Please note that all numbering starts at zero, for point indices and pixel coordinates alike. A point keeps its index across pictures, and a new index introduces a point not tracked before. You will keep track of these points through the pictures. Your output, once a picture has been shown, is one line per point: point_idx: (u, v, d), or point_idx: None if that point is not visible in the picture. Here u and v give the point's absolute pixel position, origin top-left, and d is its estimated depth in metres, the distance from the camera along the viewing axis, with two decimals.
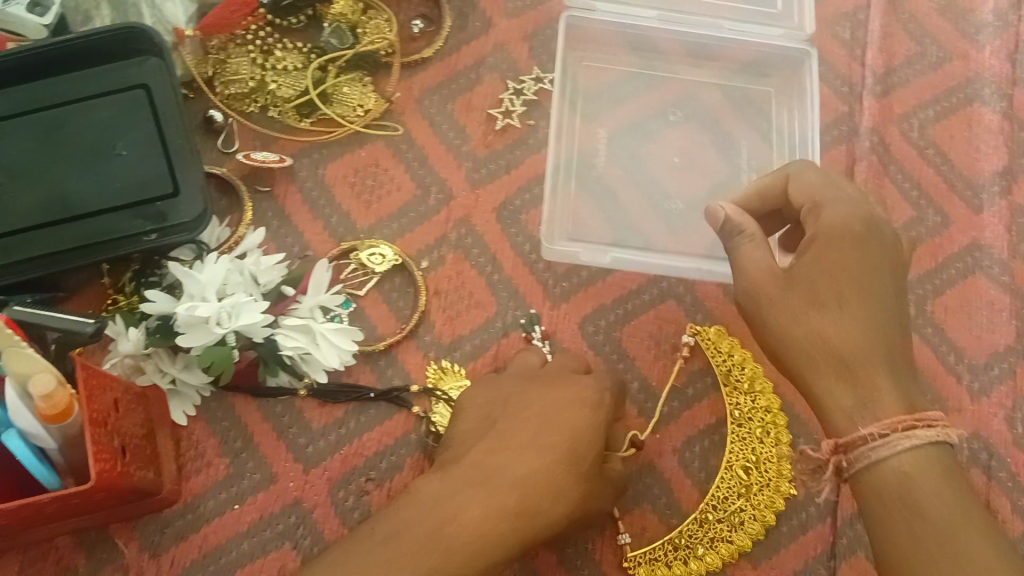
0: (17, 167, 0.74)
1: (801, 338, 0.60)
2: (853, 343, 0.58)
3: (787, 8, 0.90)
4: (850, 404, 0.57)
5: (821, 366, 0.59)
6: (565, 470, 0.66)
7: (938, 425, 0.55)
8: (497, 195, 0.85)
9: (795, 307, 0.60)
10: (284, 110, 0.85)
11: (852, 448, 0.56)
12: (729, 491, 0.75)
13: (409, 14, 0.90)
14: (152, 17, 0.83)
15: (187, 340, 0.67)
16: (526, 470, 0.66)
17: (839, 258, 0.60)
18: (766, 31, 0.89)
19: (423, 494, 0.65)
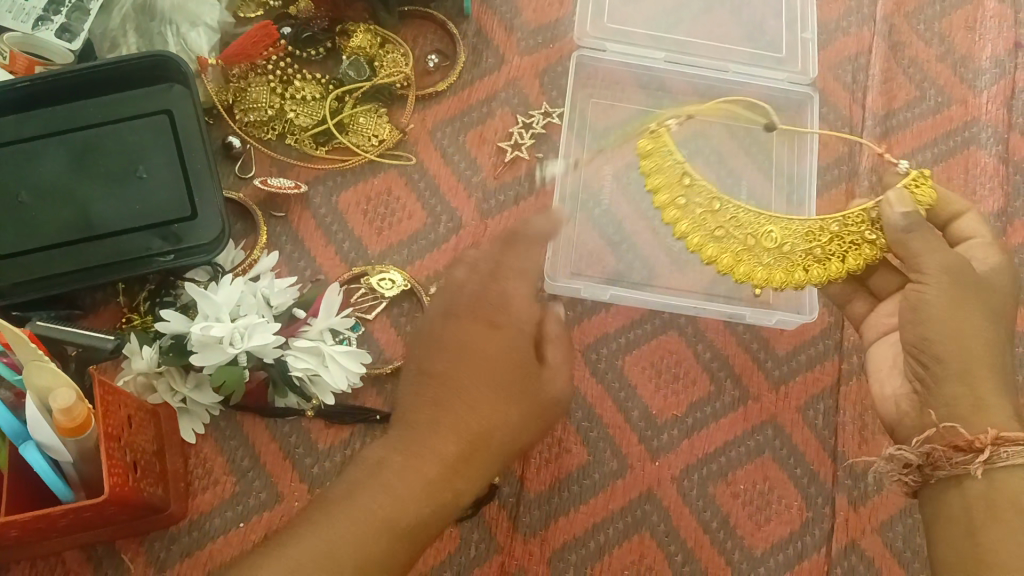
0: (45, 186, 0.77)
1: (961, 338, 0.59)
2: (1001, 353, 0.60)
3: (793, 52, 0.93)
4: (1003, 413, 0.57)
5: (976, 365, 0.58)
6: (497, 407, 0.63)
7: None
8: (505, 225, 0.87)
9: (967, 308, 0.60)
10: (301, 138, 0.88)
11: (1015, 442, 0.55)
12: (734, 223, 0.74)
13: (425, 49, 0.93)
14: (176, 46, 0.87)
15: (201, 358, 0.69)
16: (458, 420, 0.62)
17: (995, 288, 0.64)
18: (772, 76, 0.93)
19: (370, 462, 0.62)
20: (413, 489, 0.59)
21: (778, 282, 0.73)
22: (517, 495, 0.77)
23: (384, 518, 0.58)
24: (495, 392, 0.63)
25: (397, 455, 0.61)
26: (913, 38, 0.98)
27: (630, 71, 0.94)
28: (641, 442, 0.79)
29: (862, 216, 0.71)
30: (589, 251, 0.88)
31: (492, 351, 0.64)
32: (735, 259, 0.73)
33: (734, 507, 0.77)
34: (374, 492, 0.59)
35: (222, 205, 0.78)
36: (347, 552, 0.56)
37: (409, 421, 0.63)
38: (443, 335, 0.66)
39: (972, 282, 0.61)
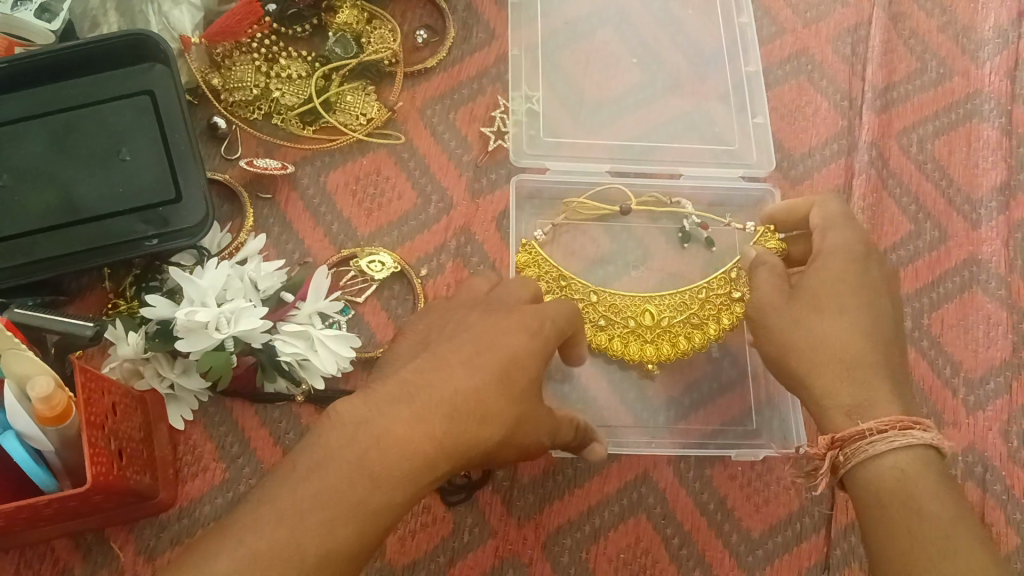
0: (26, 169, 0.75)
1: (813, 343, 0.63)
2: (865, 355, 0.61)
3: (745, 139, 0.90)
4: (848, 400, 0.60)
5: (817, 371, 0.62)
6: (498, 391, 0.54)
7: (934, 432, 0.58)
8: (497, 205, 0.86)
9: (802, 310, 0.65)
10: (288, 117, 0.86)
11: (850, 442, 0.58)
12: (617, 306, 0.82)
13: (413, 24, 0.91)
14: (158, 24, 0.85)
15: (186, 344, 0.67)
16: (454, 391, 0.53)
17: (847, 285, 0.64)
18: (724, 173, 0.90)
19: (345, 420, 0.51)
20: (396, 469, 0.50)
21: (669, 352, 0.80)
22: (511, 479, 0.76)
23: (358, 501, 0.48)
24: (504, 382, 0.55)
25: (379, 421, 0.51)
26: (914, 9, 0.96)
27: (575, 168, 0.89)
28: None
29: (724, 283, 0.83)
30: (582, 231, 0.88)
31: (515, 347, 0.56)
32: (628, 343, 0.81)
33: (731, 489, 0.77)
34: (349, 468, 0.49)
35: (207, 187, 0.77)
36: (313, 544, 0.46)
37: (398, 385, 0.53)
38: (465, 324, 0.59)
39: (825, 279, 0.65)
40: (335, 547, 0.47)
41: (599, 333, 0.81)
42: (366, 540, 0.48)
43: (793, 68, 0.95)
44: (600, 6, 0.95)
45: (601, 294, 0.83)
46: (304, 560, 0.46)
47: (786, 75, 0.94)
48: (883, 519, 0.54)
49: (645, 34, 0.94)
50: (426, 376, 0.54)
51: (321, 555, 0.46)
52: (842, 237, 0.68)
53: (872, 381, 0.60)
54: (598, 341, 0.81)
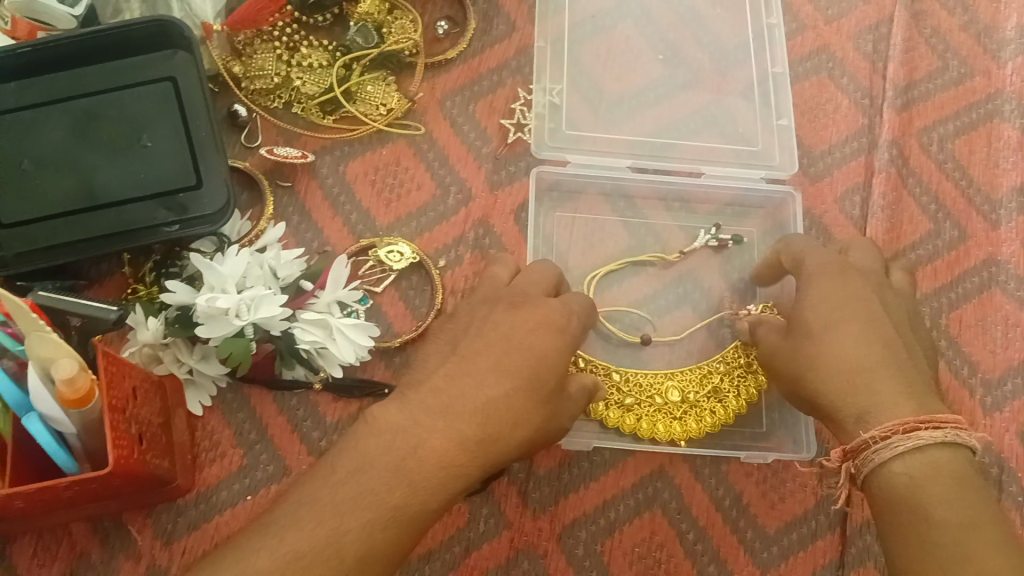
0: (48, 152, 0.76)
1: (814, 362, 0.63)
2: (866, 361, 0.61)
3: (768, 144, 0.90)
4: (854, 410, 0.60)
5: (823, 388, 0.62)
6: (525, 399, 0.55)
7: (947, 428, 0.56)
8: (516, 197, 0.86)
9: (798, 334, 0.65)
10: (308, 107, 0.86)
11: (858, 455, 0.58)
12: (637, 384, 0.80)
13: (435, 15, 0.91)
14: (180, 12, 0.83)
15: (206, 330, 0.68)
16: (492, 397, 0.54)
17: (835, 299, 0.65)
18: (747, 173, 0.89)
19: (386, 428, 0.52)
20: (430, 476, 0.50)
21: (695, 427, 0.78)
22: (527, 471, 0.76)
23: (394, 508, 0.49)
24: (532, 386, 0.56)
25: (413, 432, 0.51)
26: (936, 7, 0.96)
27: (595, 162, 0.89)
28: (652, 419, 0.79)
29: (740, 352, 0.81)
30: (601, 224, 0.88)
31: (542, 348, 0.57)
32: (654, 420, 0.78)
33: (747, 485, 0.77)
34: (385, 474, 0.49)
35: (228, 174, 0.77)
36: (352, 545, 0.47)
37: (430, 392, 0.54)
38: (491, 321, 0.59)
39: (812, 297, 0.66)
40: (369, 551, 0.47)
41: (624, 413, 0.78)
42: (398, 550, 0.49)
43: (814, 65, 0.94)
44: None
45: (622, 371, 0.81)
46: (342, 561, 0.46)
47: (808, 72, 0.94)
48: (895, 526, 0.53)
49: (666, 29, 0.94)
50: (466, 386, 0.54)
51: (356, 560, 0.47)
52: (817, 258, 0.69)
53: (875, 385, 0.60)
54: (624, 418, 0.78)
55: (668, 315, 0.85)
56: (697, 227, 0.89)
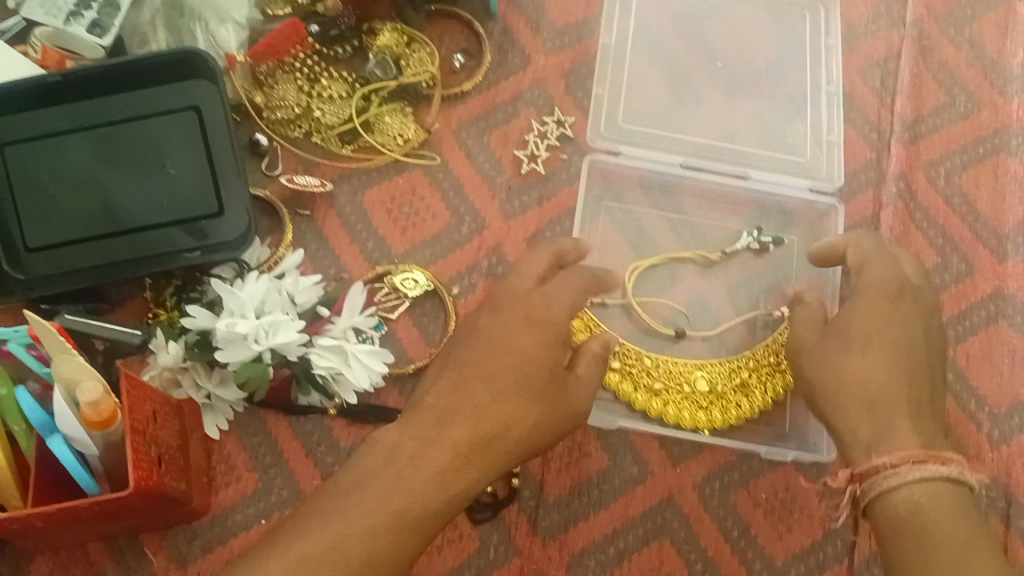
0: (73, 178, 0.78)
1: (839, 381, 0.64)
2: (888, 390, 0.62)
3: (818, 155, 0.92)
4: (867, 436, 0.60)
5: (842, 405, 0.63)
6: (518, 396, 0.57)
7: (953, 465, 0.57)
8: (528, 226, 0.87)
9: (833, 348, 0.66)
10: (327, 137, 0.88)
11: (867, 477, 0.59)
12: (666, 371, 0.82)
13: (451, 48, 0.93)
14: (205, 42, 0.88)
15: (225, 355, 0.69)
16: (489, 403, 0.57)
17: (878, 321, 0.65)
18: (794, 180, 0.91)
19: (383, 445, 0.54)
20: (428, 480, 0.52)
21: (720, 418, 0.80)
22: (537, 498, 0.77)
23: (396, 510, 0.51)
24: (522, 386, 0.58)
25: (420, 442, 0.54)
26: (943, 42, 0.97)
27: (644, 169, 0.92)
28: (662, 448, 0.80)
29: (771, 351, 0.84)
30: (612, 251, 0.90)
31: (527, 346, 0.59)
32: (679, 408, 0.80)
33: (755, 515, 0.78)
34: (385, 482, 0.52)
35: (249, 201, 0.79)
36: (357, 550, 0.48)
37: (424, 410, 0.56)
38: (475, 327, 0.62)
39: (857, 317, 0.66)
40: (376, 554, 0.49)
41: (650, 398, 0.81)
42: (402, 555, 0.50)
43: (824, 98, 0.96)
44: (646, 29, 0.96)
45: (654, 358, 0.83)
46: (349, 564, 0.48)
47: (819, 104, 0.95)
48: (901, 549, 0.55)
49: (682, 60, 0.96)
50: (461, 392, 0.57)
51: (362, 563, 0.48)
52: (877, 274, 0.69)
53: (894, 415, 0.61)
54: (651, 405, 0.80)
55: (699, 312, 0.88)
56: (740, 229, 0.92)
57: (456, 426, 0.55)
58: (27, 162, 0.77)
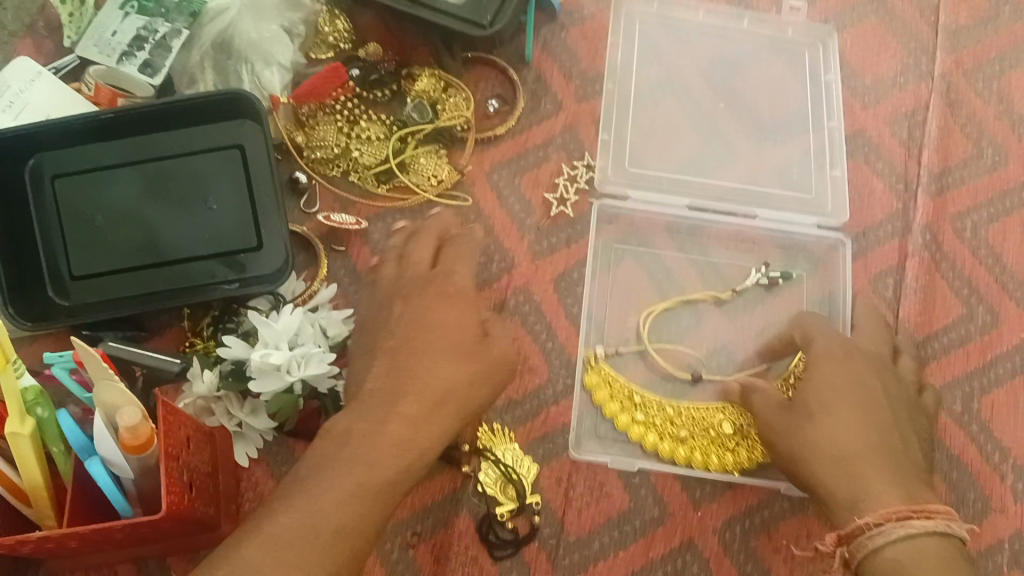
0: (119, 211, 0.81)
1: (811, 446, 0.69)
2: (857, 450, 0.67)
3: (821, 192, 0.95)
4: (846, 496, 0.66)
5: (817, 470, 0.68)
6: (457, 362, 0.67)
7: (936, 517, 0.62)
8: (556, 267, 0.89)
9: (799, 418, 0.71)
10: (364, 176, 0.91)
11: (853, 538, 0.64)
12: (686, 416, 0.84)
13: (485, 93, 0.96)
14: (250, 83, 0.91)
15: (258, 385, 0.72)
16: (441, 378, 0.66)
17: (835, 386, 0.72)
18: (801, 219, 0.94)
19: (338, 431, 0.62)
20: (389, 452, 0.61)
21: (747, 457, 0.82)
22: (557, 536, 0.78)
23: (360, 484, 0.58)
24: (461, 353, 0.68)
25: (380, 426, 0.62)
26: (971, 96, 0.99)
27: (658, 214, 0.94)
28: (683, 491, 0.81)
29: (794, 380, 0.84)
30: (637, 293, 0.91)
31: (445, 317, 0.70)
32: (705, 452, 0.82)
33: (775, 561, 0.79)
34: (346, 461, 0.59)
35: (287, 236, 0.82)
36: (329, 520, 0.55)
37: (369, 395, 0.65)
38: (396, 315, 0.72)
39: (814, 385, 0.73)
40: (347, 521, 0.56)
41: (676, 445, 0.83)
42: (370, 519, 0.58)
43: (852, 149, 0.97)
44: (667, 79, 0.99)
45: (675, 406, 0.85)
46: (322, 531, 0.55)
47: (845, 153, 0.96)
48: None
49: (707, 110, 0.98)
50: (398, 369, 0.66)
51: (333, 529, 0.55)
52: (823, 344, 0.76)
53: (868, 473, 0.66)
54: (676, 451, 0.82)
55: (719, 353, 0.89)
56: (749, 265, 0.93)
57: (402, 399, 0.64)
58: (77, 194, 0.81)
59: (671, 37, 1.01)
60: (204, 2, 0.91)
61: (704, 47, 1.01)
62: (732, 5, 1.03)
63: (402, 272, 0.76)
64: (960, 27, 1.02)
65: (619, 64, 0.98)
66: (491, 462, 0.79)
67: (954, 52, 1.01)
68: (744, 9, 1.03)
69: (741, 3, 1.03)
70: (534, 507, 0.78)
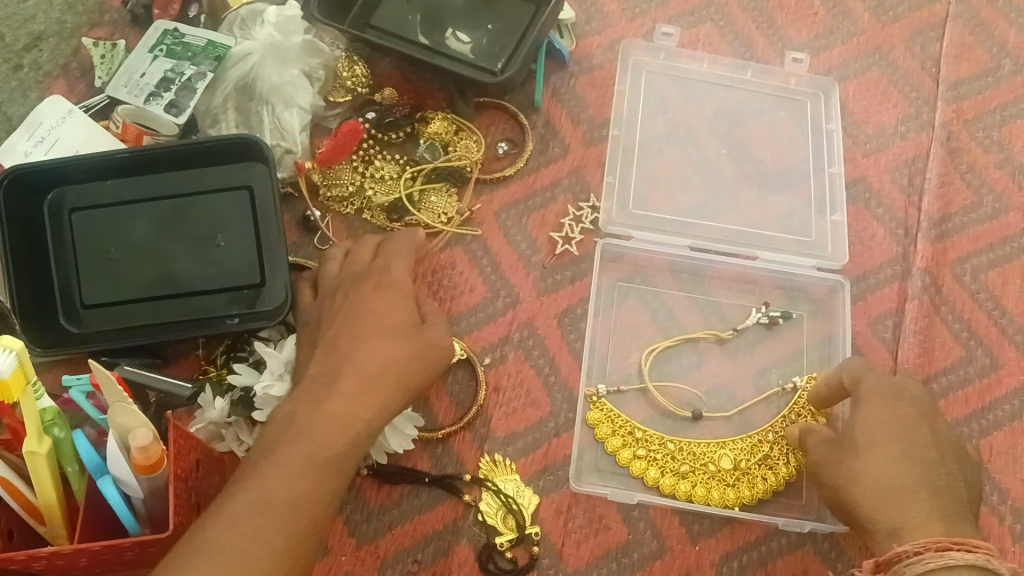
0: (132, 245, 0.85)
1: (856, 477, 0.71)
2: (899, 482, 0.69)
3: (820, 237, 0.97)
4: (887, 526, 0.68)
5: (861, 499, 0.70)
6: (388, 343, 0.73)
7: (978, 552, 0.63)
8: (560, 304, 0.92)
9: (845, 448, 0.73)
10: (377, 214, 0.94)
11: (890, 565, 0.66)
12: (687, 452, 0.86)
13: (495, 137, 0.99)
14: (270, 125, 0.95)
15: (264, 414, 0.75)
16: (379, 359, 0.72)
17: (885, 419, 0.72)
18: (800, 261, 0.96)
19: (290, 418, 0.68)
20: (328, 428, 0.68)
21: (748, 494, 0.83)
22: (556, 568, 0.79)
23: (308, 457, 0.65)
24: (390, 334, 0.73)
25: (321, 409, 0.69)
26: (972, 145, 1.01)
27: (660, 254, 0.96)
28: (682, 525, 0.82)
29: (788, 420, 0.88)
30: (637, 330, 0.93)
31: (378, 305, 0.75)
32: (707, 487, 0.84)
33: None
34: (297, 442, 0.66)
35: (288, 276, 0.84)
36: (280, 495, 0.62)
37: (311, 380, 0.71)
38: (338, 308, 0.77)
39: (861, 417, 0.73)
40: (298, 494, 0.63)
41: (678, 480, 0.84)
42: (319, 489, 0.65)
43: (853, 194, 0.99)
44: (671, 128, 1.02)
45: (677, 441, 0.86)
46: (273, 504, 0.62)
47: (846, 199, 0.98)
48: None
49: (711, 156, 1.01)
50: (339, 354, 0.72)
51: (285, 502, 0.62)
52: (871, 381, 0.75)
53: (909, 504, 0.68)
54: (679, 487, 0.84)
55: (718, 394, 0.90)
56: (750, 305, 0.95)
57: (339, 379, 0.70)
58: (94, 227, 0.85)
59: (678, 86, 1.04)
60: (228, 46, 0.94)
61: (709, 96, 1.04)
62: (737, 56, 1.06)
63: (342, 267, 0.82)
64: (961, 79, 1.04)
65: (623, 111, 1.01)
66: (493, 493, 0.81)
67: (955, 102, 1.03)
68: (749, 60, 1.06)
69: (746, 54, 1.06)
70: (533, 537, 0.80)
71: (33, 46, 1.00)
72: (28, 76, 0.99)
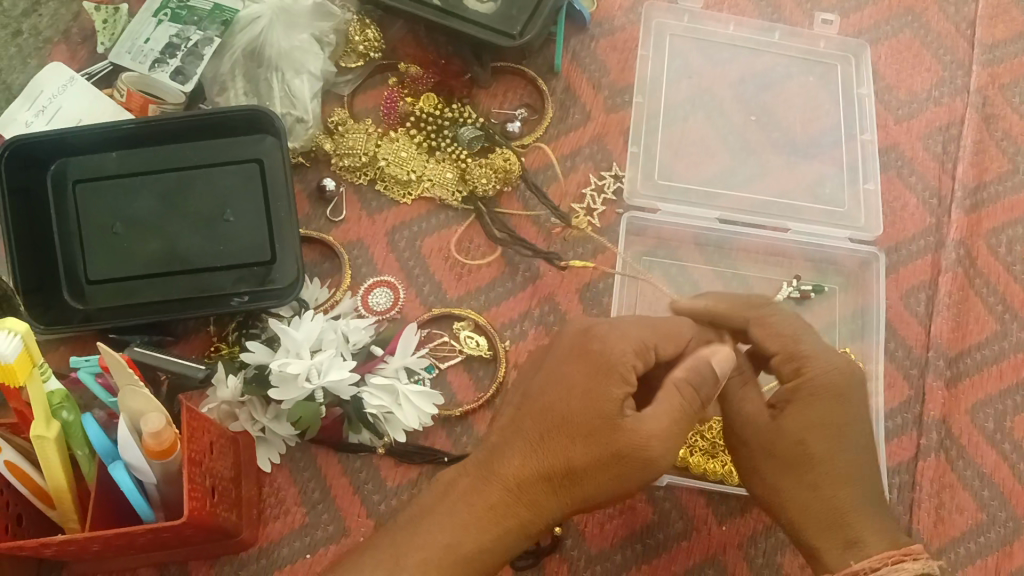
0: (139, 222, 0.82)
1: (806, 489, 0.65)
2: (845, 495, 0.65)
3: (854, 207, 0.93)
4: (839, 544, 0.64)
5: (804, 512, 0.66)
6: (579, 437, 0.61)
7: (923, 559, 0.63)
8: (581, 277, 0.89)
9: (788, 458, 0.66)
10: (391, 185, 0.91)
11: None
12: None
13: (513, 104, 0.96)
14: (280, 92, 0.91)
15: (278, 393, 0.72)
16: (564, 448, 0.61)
17: (821, 420, 0.66)
18: (833, 233, 0.92)
19: (442, 490, 0.65)
20: (474, 516, 0.62)
21: None
22: (579, 548, 0.77)
23: (447, 547, 0.61)
24: (581, 418, 0.62)
25: (479, 493, 0.63)
26: (1007, 110, 0.97)
27: (685, 226, 0.93)
28: (708, 506, 0.79)
29: None
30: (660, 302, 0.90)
31: (573, 378, 0.63)
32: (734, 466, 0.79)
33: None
34: (439, 525, 0.62)
35: (298, 250, 0.81)
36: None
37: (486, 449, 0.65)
38: (545, 365, 0.66)
39: (799, 417, 0.67)
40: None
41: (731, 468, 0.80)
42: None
43: (885, 162, 0.96)
44: (696, 93, 0.98)
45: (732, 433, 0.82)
46: None
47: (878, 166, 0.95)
48: None
49: (740, 127, 0.96)
50: (522, 426, 0.64)
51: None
52: (821, 368, 0.67)
53: (855, 518, 0.65)
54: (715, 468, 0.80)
55: None
56: (779, 279, 0.93)
57: (506, 457, 0.63)
58: (97, 200, 0.82)
59: (702, 51, 0.99)
60: (235, 11, 0.91)
61: (733, 61, 0.99)
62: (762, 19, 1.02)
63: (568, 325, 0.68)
64: (997, 41, 1.00)
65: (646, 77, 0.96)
66: None
67: (990, 66, 0.99)
68: (776, 22, 1.02)
69: (773, 17, 1.02)
70: None
71: (33, 11, 0.96)
72: (28, 42, 0.95)
